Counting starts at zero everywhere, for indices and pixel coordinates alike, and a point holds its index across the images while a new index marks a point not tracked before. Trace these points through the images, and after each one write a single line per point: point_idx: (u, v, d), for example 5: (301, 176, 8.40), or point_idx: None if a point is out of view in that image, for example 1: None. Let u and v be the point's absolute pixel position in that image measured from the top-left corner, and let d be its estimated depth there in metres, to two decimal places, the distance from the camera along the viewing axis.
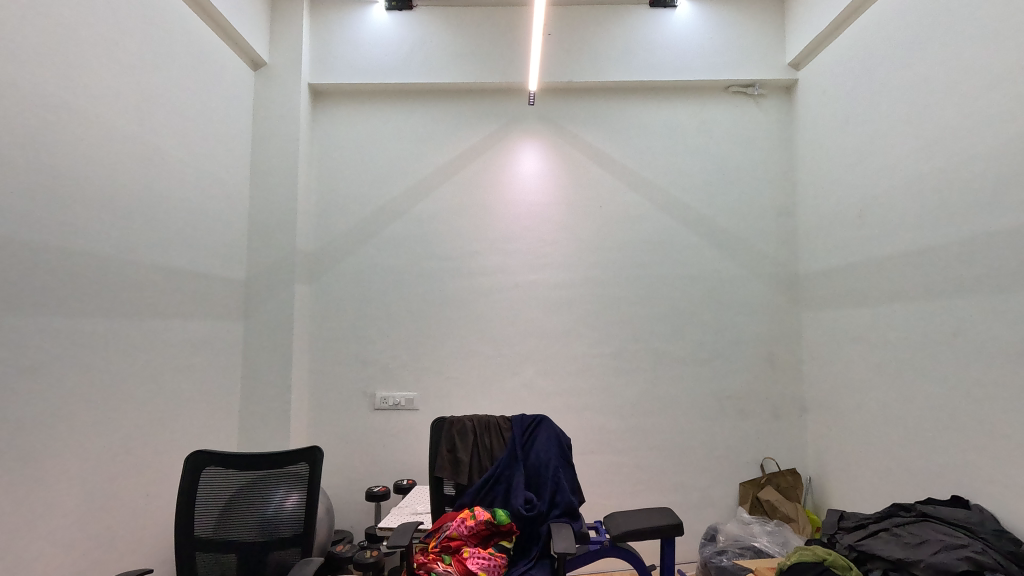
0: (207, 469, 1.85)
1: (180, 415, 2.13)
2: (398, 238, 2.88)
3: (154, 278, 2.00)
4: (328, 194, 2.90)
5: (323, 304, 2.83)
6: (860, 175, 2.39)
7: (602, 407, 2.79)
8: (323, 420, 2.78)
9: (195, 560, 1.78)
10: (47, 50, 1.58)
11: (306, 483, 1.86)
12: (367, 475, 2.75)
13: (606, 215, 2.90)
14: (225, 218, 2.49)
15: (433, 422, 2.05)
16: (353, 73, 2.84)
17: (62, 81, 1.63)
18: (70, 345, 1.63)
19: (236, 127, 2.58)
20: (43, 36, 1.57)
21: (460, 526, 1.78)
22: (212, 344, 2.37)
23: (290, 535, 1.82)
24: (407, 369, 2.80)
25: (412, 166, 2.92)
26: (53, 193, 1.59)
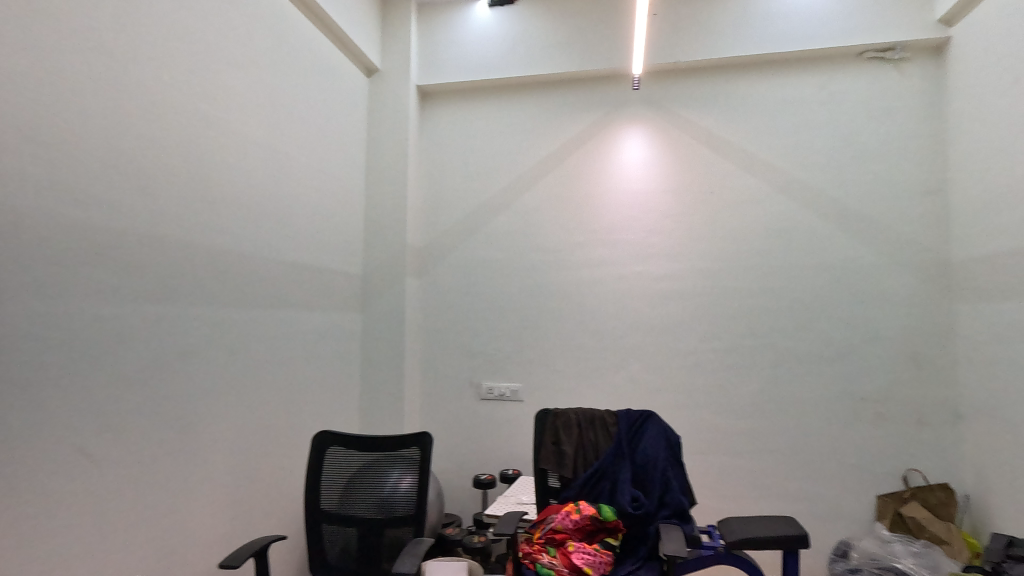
0: (331, 449, 2.01)
1: (308, 398, 2.33)
2: (502, 232, 2.92)
3: (285, 273, 2.20)
4: (435, 191, 3.01)
5: (433, 297, 2.95)
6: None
7: (715, 405, 2.63)
8: (434, 407, 2.90)
9: (322, 531, 1.94)
10: (193, 70, 1.79)
11: (418, 467, 1.94)
12: (474, 463, 2.83)
13: (718, 201, 2.72)
14: (344, 216, 2.67)
15: (538, 413, 2.04)
16: (458, 72, 2.92)
17: (206, 98, 1.84)
18: (216, 332, 1.84)
19: (352, 132, 2.76)
20: (189, 58, 1.77)
21: (565, 520, 1.76)
22: (335, 334, 2.56)
23: (404, 515, 1.91)
24: (511, 361, 2.84)
25: (515, 159, 2.94)
26: (200, 197, 1.79)
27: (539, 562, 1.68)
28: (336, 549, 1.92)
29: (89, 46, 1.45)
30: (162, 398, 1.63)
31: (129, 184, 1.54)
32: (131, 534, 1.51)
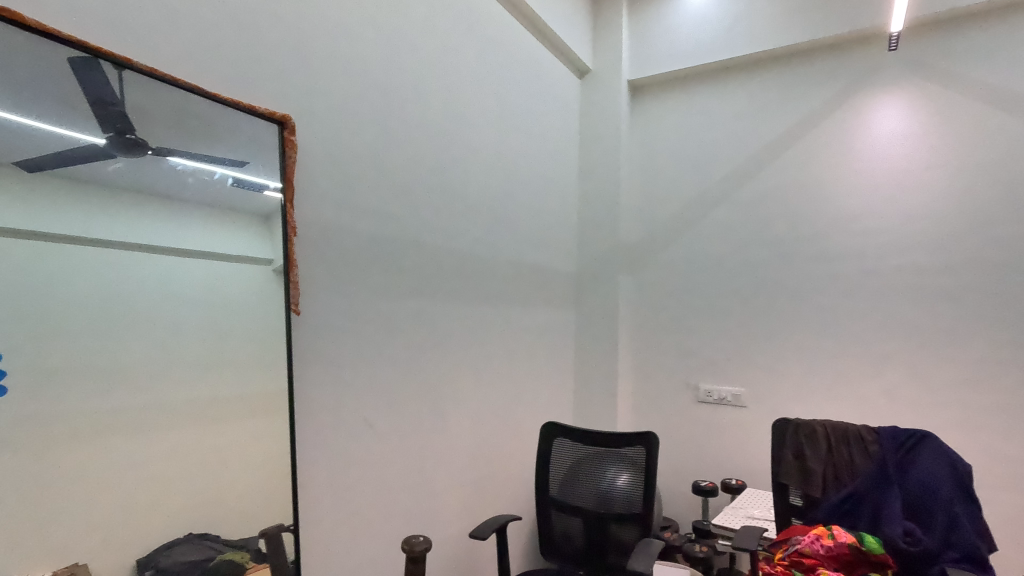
0: (558, 440, 2.10)
1: (534, 390, 2.46)
2: (723, 224, 2.74)
3: (514, 272, 2.36)
4: (648, 186, 2.95)
5: (647, 295, 2.90)
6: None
7: (1014, 430, 2.10)
8: (649, 407, 2.84)
9: (550, 517, 2.04)
10: (444, 93, 2.00)
11: (645, 467, 1.91)
12: (693, 468, 2.71)
13: (1016, 174, 2.17)
14: (561, 217, 2.77)
15: (775, 422, 1.85)
16: (671, 61, 2.82)
17: (453, 116, 2.05)
18: (463, 327, 2.04)
19: (567, 134, 2.85)
20: (442, 82, 1.99)
21: (814, 543, 1.57)
22: (555, 330, 2.67)
23: (631, 514, 1.90)
24: (735, 364, 2.64)
25: (737, 147, 2.73)
26: (449, 206, 2.01)
27: None
28: (564, 536, 2.01)
29: (373, 82, 1.71)
30: (426, 384, 1.85)
31: (399, 197, 1.79)
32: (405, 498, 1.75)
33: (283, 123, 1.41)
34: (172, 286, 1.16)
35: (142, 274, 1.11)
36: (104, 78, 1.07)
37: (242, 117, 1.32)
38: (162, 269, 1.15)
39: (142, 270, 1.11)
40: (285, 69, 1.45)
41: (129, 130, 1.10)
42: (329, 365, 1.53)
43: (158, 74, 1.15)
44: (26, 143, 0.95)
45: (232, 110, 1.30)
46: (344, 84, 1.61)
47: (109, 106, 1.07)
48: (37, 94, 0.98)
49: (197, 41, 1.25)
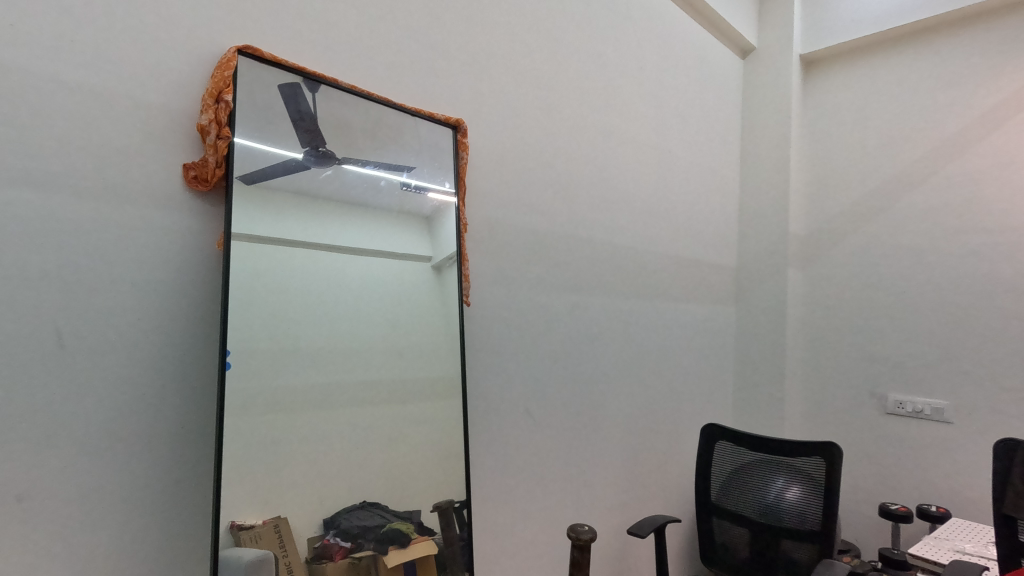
0: (719, 443, 1.99)
1: (691, 390, 2.36)
2: (920, 211, 2.37)
3: (671, 267, 2.28)
4: (824, 171, 2.66)
5: (821, 292, 2.61)
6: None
7: None
8: (823, 417, 2.57)
9: (711, 523, 1.95)
10: (602, 87, 2.00)
11: (822, 480, 1.72)
12: (880, 488, 2.39)
13: None
14: (721, 208, 2.61)
15: (996, 444, 1.57)
16: (854, 28, 2.50)
17: (611, 109, 2.03)
18: (619, 322, 2.02)
19: (728, 119, 2.67)
20: (599, 76, 1.99)
21: None
22: (714, 328, 2.53)
23: (805, 530, 1.73)
24: (936, 372, 2.27)
25: (939, 119, 2.34)
26: (606, 199, 2.00)
27: None
28: (727, 545, 1.90)
29: (535, 81, 1.76)
30: (582, 378, 1.87)
31: (558, 192, 1.83)
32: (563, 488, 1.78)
33: (456, 127, 1.52)
34: (368, 278, 1.32)
35: (347, 269, 1.28)
36: (312, 98, 1.23)
37: (422, 125, 1.44)
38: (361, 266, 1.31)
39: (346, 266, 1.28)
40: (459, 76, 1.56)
41: (335, 144, 1.27)
42: (494, 353, 1.61)
43: (357, 92, 1.31)
44: (261, 157, 1.12)
45: (416, 119, 1.44)
46: (510, 85, 1.68)
47: (309, 119, 1.22)
48: (266, 112, 1.14)
49: (385, 59, 1.39)
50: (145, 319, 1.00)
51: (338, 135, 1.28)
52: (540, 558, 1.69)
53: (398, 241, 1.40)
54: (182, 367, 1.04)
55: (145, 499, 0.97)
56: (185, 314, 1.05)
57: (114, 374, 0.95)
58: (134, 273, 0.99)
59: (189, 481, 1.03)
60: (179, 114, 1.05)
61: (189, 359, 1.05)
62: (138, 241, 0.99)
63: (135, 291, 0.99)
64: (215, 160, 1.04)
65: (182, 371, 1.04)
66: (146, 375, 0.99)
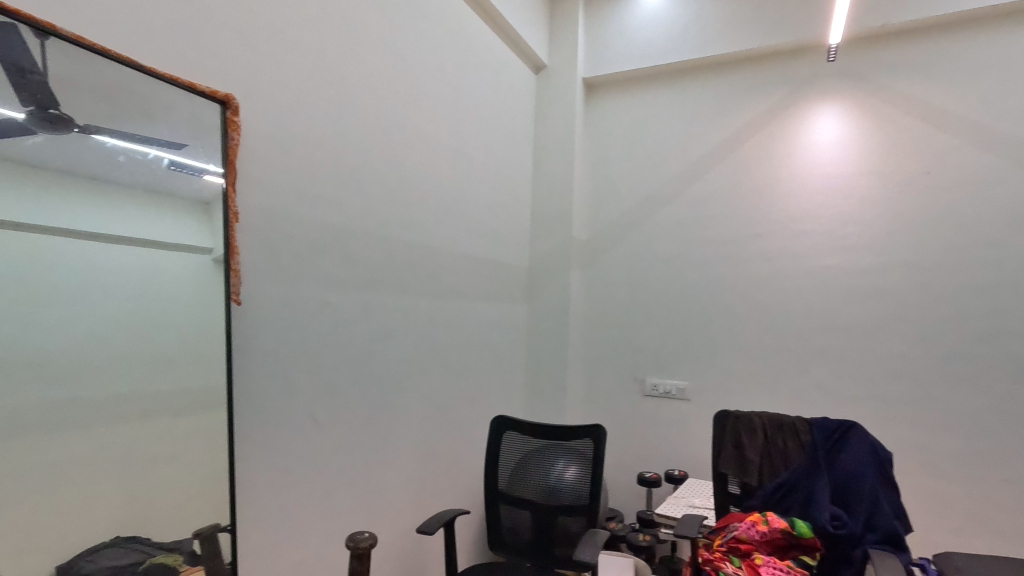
0: (506, 434, 2.12)
1: (484, 384, 2.46)
2: (671, 223, 2.81)
3: (466, 265, 2.34)
4: (601, 183, 3.00)
5: (597, 291, 2.95)
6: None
7: (926, 421, 2.27)
8: (597, 401, 2.90)
9: (499, 510, 2.06)
10: (399, 82, 1.96)
11: (590, 457, 1.94)
12: (639, 459, 2.78)
13: (936, 183, 2.33)
14: (514, 211, 2.77)
15: (717, 414, 1.94)
16: (625, 61, 2.86)
17: (408, 104, 2.01)
18: (413, 320, 2.01)
19: (522, 128, 2.85)
20: (396, 70, 1.95)
21: (750, 530, 1.66)
22: (506, 324, 2.68)
23: (576, 504, 1.92)
24: (679, 358, 2.73)
25: (685, 147, 2.81)
26: (401, 195, 1.97)
27: (722, 570, 1.59)
28: (513, 528, 2.02)
29: (324, 65, 1.65)
30: (373, 378, 1.82)
31: (348, 185, 1.74)
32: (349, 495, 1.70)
33: (226, 103, 1.34)
34: (103, 275, 1.07)
35: (71, 262, 1.02)
36: (32, 46, 0.97)
37: (181, 94, 1.24)
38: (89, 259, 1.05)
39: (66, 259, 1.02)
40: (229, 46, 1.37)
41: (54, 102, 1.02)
42: (271, 356, 1.47)
43: (88, 44, 1.06)
44: None
45: (170, 87, 1.22)
46: (293, 65, 1.55)
47: (28, 72, 0.96)
48: None
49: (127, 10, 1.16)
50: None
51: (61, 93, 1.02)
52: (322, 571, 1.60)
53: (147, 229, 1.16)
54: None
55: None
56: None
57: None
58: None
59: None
60: None
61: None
62: None
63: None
64: None
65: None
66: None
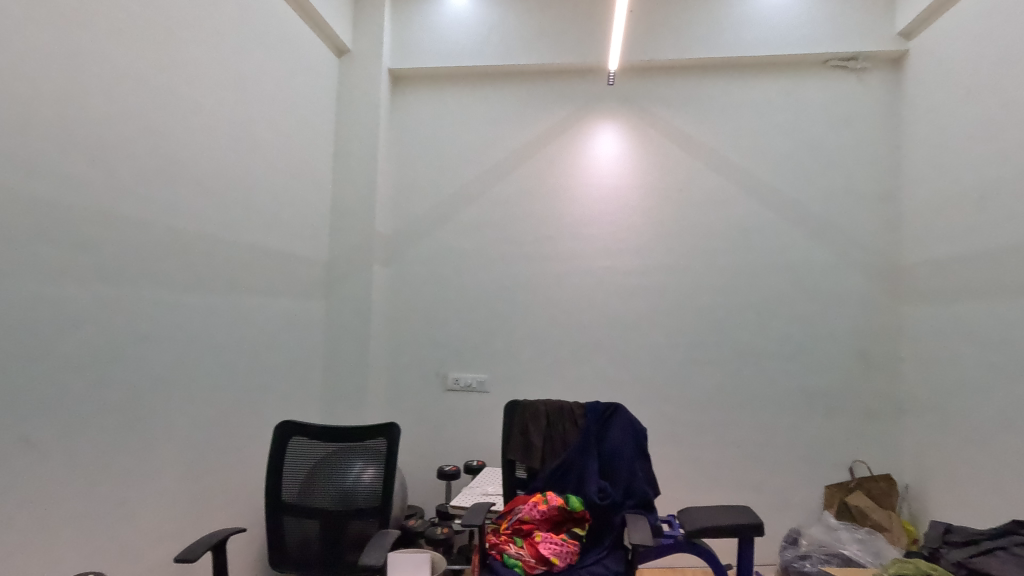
0: (293, 439, 1.96)
1: (270, 387, 2.25)
2: (473, 221, 2.89)
3: (248, 256, 2.12)
4: (406, 178, 2.96)
5: (401, 287, 2.91)
6: (988, 154, 2.13)
7: (676, 399, 2.70)
8: (399, 398, 2.86)
9: (284, 522, 1.90)
10: (158, 41, 1.69)
11: (384, 457, 1.90)
12: (440, 453, 2.82)
13: (686, 200, 2.78)
14: (311, 200, 2.59)
15: (508, 404, 2.04)
16: (431, 57, 2.87)
17: (170, 68, 1.73)
18: (178, 316, 1.75)
19: (321, 112, 2.67)
20: (154, 26, 1.66)
21: (532, 510, 1.79)
22: (299, 321, 2.49)
23: (370, 507, 1.87)
24: (479, 352, 2.83)
25: (488, 149, 2.92)
26: (161, 172, 1.70)
27: (506, 552, 1.70)
28: (299, 540, 1.88)
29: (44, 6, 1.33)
30: (116, 387, 1.53)
31: (84, 154, 1.44)
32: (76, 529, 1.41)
33: None
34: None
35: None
36: None
37: None
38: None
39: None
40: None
41: None
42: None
43: None
44: None
45: None
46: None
47: None
48: None
49: None
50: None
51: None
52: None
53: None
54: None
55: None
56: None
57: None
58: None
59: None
60: None
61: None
62: None
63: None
64: None
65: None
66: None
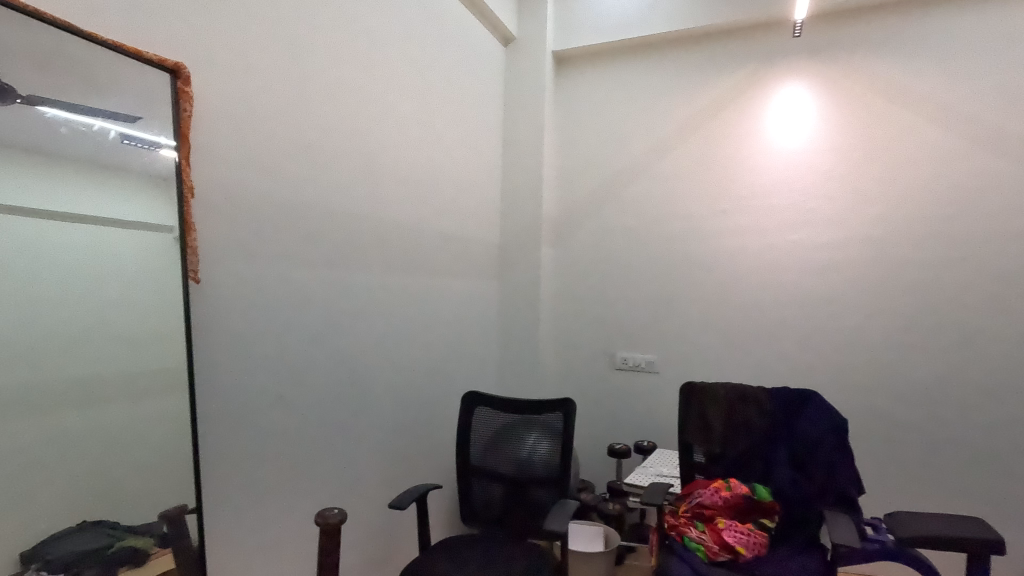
0: (479, 408, 2.10)
1: (456, 359, 2.47)
2: (640, 199, 2.83)
3: (432, 240, 2.30)
4: (572, 159, 2.97)
5: (567, 267, 2.96)
6: None
7: (878, 388, 2.40)
8: (569, 375, 2.95)
9: (471, 484, 2.06)
10: (364, 77, 1.93)
11: (559, 433, 1.97)
12: (609, 431, 2.85)
13: (894, 156, 2.39)
14: (484, 186, 2.72)
15: (681, 387, 1.95)
16: (594, 33, 2.82)
17: (374, 90, 1.98)
18: (381, 293, 2.01)
19: (491, 100, 2.78)
20: (358, 64, 1.91)
21: (713, 496, 1.75)
22: (477, 298, 2.65)
23: (547, 476, 1.95)
24: (649, 332, 2.78)
25: (654, 122, 2.80)
26: (360, 168, 1.92)
27: (687, 535, 1.70)
28: (484, 499, 2.04)
29: (266, 45, 1.57)
30: (351, 371, 1.86)
31: (311, 158, 1.72)
32: (305, 478, 1.68)
33: (176, 72, 1.32)
34: (20, 249, 1.02)
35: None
36: None
37: (137, 66, 1.24)
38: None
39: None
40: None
41: (13, 77, 1.02)
42: (220, 344, 1.44)
43: (55, 21, 1.08)
44: None
45: (137, 63, 1.24)
46: (215, 44, 1.43)
47: None
48: None
49: (158, 29, 1.30)
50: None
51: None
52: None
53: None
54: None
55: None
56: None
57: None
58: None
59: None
60: None
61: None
62: None
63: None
64: None
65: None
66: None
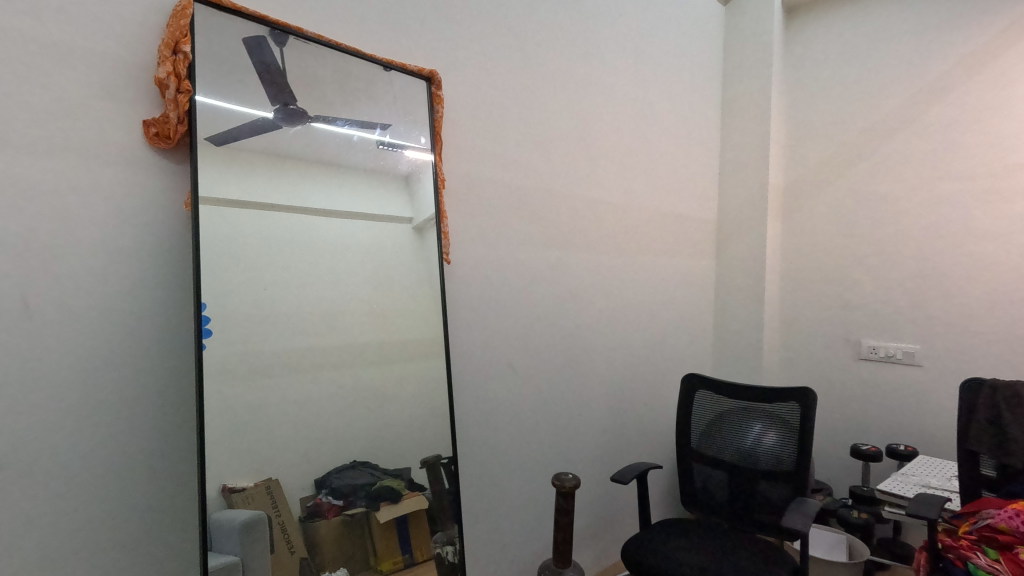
0: (699, 391, 2.03)
1: (673, 341, 2.40)
2: (897, 160, 2.38)
3: (649, 220, 2.26)
4: (805, 122, 2.63)
5: (800, 244, 2.65)
6: None
7: None
8: (800, 364, 2.66)
9: (691, 469, 2.00)
10: (582, 61, 1.97)
11: (794, 425, 1.78)
12: (853, 430, 2.50)
13: None
14: (701, 160, 2.58)
15: (963, 382, 1.63)
16: None
17: (592, 73, 2.01)
18: (599, 273, 2.04)
19: (708, 67, 2.60)
20: (577, 49, 1.95)
21: (1012, 520, 1.39)
22: (695, 278, 2.54)
23: (779, 471, 1.79)
24: (908, 318, 2.35)
25: (918, 65, 2.32)
26: (580, 151, 1.97)
27: (972, 561, 1.41)
28: (706, 488, 1.95)
29: (498, 47, 1.71)
30: (573, 347, 1.94)
31: (536, 146, 1.82)
32: (534, 445, 1.82)
33: (430, 79, 1.52)
34: (323, 238, 1.31)
35: (252, 230, 1.18)
36: (278, 51, 1.24)
37: (399, 78, 1.46)
38: (263, 229, 1.20)
39: (274, 227, 1.22)
40: (382, 18, 1.45)
41: (308, 102, 1.29)
42: (465, 319, 1.63)
43: (341, 48, 1.34)
44: (252, 129, 1.19)
45: (400, 75, 1.46)
46: (456, 51, 1.60)
47: (292, 105, 1.26)
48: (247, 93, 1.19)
49: (413, 45, 1.51)
50: (60, 310, 0.99)
51: (208, 65, 1.12)
52: (509, 529, 1.74)
53: (297, 194, 1.27)
54: (130, 364, 1.07)
55: (112, 495, 1.04)
56: (158, 309, 1.11)
57: (50, 364, 0.98)
58: (69, 261, 1.00)
59: (167, 485, 1.10)
60: (231, 107, 1.15)
61: (129, 346, 1.07)
62: (137, 218, 1.08)
63: (74, 292, 1.01)
64: (176, 116, 1.07)
65: (129, 368, 1.07)
66: (91, 388, 1.02)
